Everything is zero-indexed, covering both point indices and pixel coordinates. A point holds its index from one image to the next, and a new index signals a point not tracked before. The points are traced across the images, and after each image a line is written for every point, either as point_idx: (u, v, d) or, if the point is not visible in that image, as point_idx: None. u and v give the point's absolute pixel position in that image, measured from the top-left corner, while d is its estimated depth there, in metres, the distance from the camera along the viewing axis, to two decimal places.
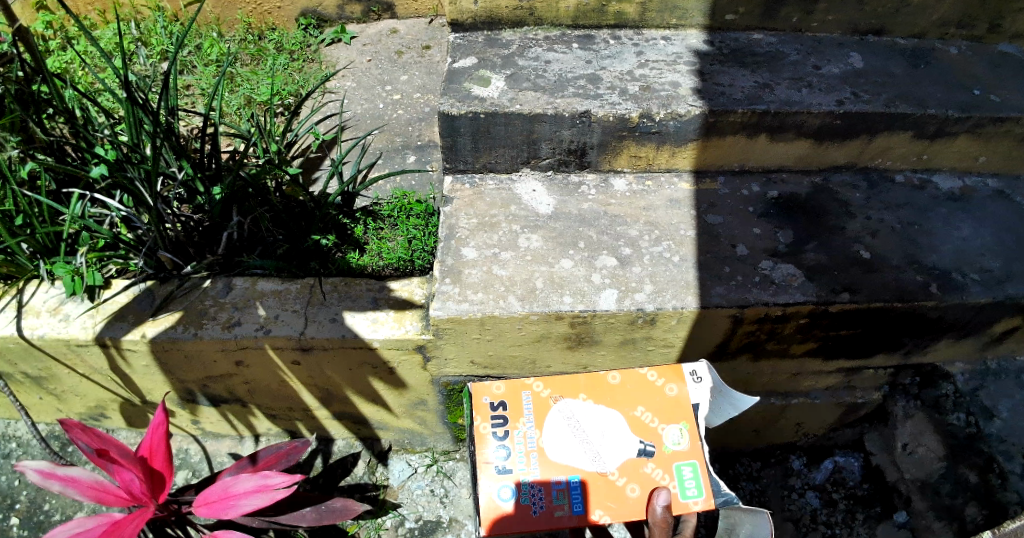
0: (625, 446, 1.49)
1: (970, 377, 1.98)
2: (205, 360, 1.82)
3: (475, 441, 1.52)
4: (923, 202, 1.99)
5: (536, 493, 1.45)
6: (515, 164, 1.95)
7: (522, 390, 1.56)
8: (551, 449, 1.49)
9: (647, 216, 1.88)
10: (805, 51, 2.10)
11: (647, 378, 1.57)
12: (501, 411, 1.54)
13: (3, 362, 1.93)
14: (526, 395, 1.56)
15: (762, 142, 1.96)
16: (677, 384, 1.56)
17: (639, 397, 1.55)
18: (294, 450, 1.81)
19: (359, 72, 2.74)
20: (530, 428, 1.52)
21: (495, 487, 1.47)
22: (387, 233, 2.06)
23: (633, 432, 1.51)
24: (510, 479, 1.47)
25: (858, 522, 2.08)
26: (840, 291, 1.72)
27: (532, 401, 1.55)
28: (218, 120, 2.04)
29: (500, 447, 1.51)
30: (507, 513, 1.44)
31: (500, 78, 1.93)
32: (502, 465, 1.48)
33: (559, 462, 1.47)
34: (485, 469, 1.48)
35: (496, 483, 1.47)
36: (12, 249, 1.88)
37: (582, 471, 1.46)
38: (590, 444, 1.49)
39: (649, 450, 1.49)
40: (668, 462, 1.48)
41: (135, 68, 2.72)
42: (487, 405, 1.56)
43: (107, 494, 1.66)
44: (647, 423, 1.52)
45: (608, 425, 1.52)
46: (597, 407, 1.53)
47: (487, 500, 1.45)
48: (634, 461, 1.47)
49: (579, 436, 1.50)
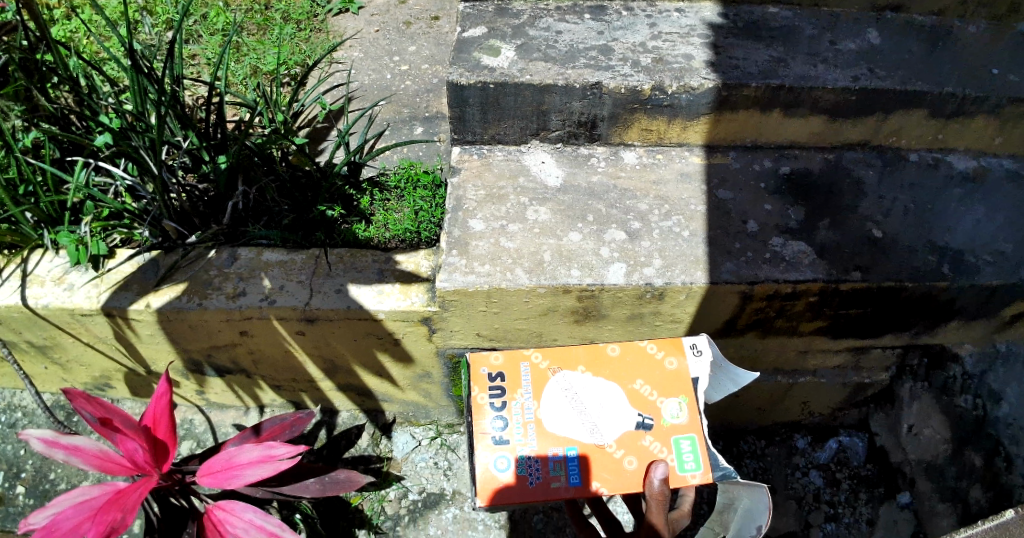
0: (623, 419, 1.46)
1: (978, 360, 1.94)
2: (210, 330, 1.81)
3: (472, 412, 1.49)
4: (938, 182, 1.95)
5: (533, 465, 1.41)
6: (524, 136, 1.93)
7: (520, 361, 1.53)
8: (549, 421, 1.46)
9: (657, 190, 1.85)
10: (821, 26, 2.06)
11: (647, 351, 1.54)
12: (498, 382, 1.51)
13: (8, 330, 1.92)
14: (524, 366, 1.53)
15: (775, 118, 1.93)
16: (677, 358, 1.53)
17: (639, 370, 1.52)
18: (298, 423, 1.79)
19: (366, 43, 2.71)
20: (527, 400, 1.49)
21: (491, 457, 1.43)
22: (393, 204, 2.04)
23: (632, 405, 1.48)
24: (506, 450, 1.43)
25: (861, 502, 2.08)
26: (851, 270, 1.70)
27: (530, 373, 1.52)
28: (224, 89, 2.01)
29: (497, 418, 1.48)
30: (503, 484, 1.40)
31: (511, 48, 1.90)
32: (498, 435, 1.44)
33: (556, 434, 1.44)
34: (481, 440, 1.45)
35: (493, 453, 1.43)
36: (16, 218, 1.87)
37: (580, 443, 1.43)
38: (588, 416, 1.46)
39: (647, 423, 1.46)
40: (666, 435, 1.45)
41: (141, 36, 2.70)
42: (485, 376, 1.53)
43: (110, 463, 1.60)
44: (646, 396, 1.49)
45: (606, 397, 1.49)
46: (596, 380, 1.51)
47: (483, 470, 1.41)
48: (632, 433, 1.44)
49: (577, 408, 1.47)
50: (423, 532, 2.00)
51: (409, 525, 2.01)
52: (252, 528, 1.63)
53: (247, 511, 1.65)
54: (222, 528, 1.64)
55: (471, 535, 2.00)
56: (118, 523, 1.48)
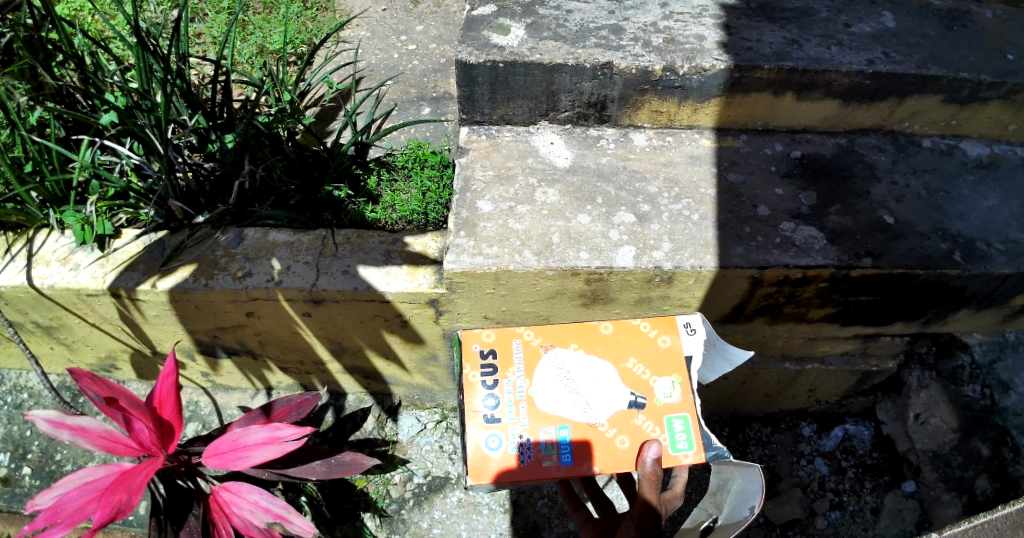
0: (616, 398, 1.44)
1: (988, 349, 1.93)
2: (215, 310, 1.80)
3: (463, 390, 1.46)
4: (951, 168, 1.92)
5: (526, 444, 1.40)
6: (532, 117, 1.91)
7: (512, 338, 1.50)
8: (541, 399, 1.43)
9: (667, 172, 1.83)
10: (835, 8, 2.03)
11: (640, 329, 1.51)
12: (490, 359, 1.48)
13: (14, 310, 1.92)
14: (515, 343, 1.50)
15: (787, 101, 1.90)
16: (671, 336, 1.50)
17: (631, 348, 1.49)
18: (304, 405, 1.79)
19: (373, 21, 2.68)
20: (519, 378, 1.46)
21: (482, 436, 1.41)
22: (400, 185, 2.06)
23: (625, 384, 1.45)
24: (497, 429, 1.41)
25: (867, 490, 2.06)
26: (862, 255, 1.68)
27: (522, 350, 1.49)
28: (230, 68, 1.99)
29: (488, 396, 1.45)
30: (494, 462, 1.39)
31: (520, 27, 1.87)
32: (490, 414, 1.42)
33: (548, 412, 1.42)
34: (472, 418, 1.42)
35: (484, 432, 1.41)
36: (22, 197, 1.85)
37: (572, 422, 1.41)
38: (581, 395, 1.44)
39: (640, 403, 1.44)
40: (658, 414, 1.43)
41: (146, 14, 2.68)
42: (477, 353, 1.49)
43: (115, 444, 1.60)
44: (638, 375, 1.46)
45: (599, 375, 1.46)
46: (588, 358, 1.48)
47: (474, 449, 1.40)
48: (625, 412, 1.42)
49: (569, 387, 1.45)
50: (428, 515, 2.00)
51: (414, 508, 2.01)
52: (258, 509, 1.63)
53: (252, 493, 1.65)
54: (229, 509, 1.65)
55: (476, 519, 2.00)
56: (124, 505, 1.48)
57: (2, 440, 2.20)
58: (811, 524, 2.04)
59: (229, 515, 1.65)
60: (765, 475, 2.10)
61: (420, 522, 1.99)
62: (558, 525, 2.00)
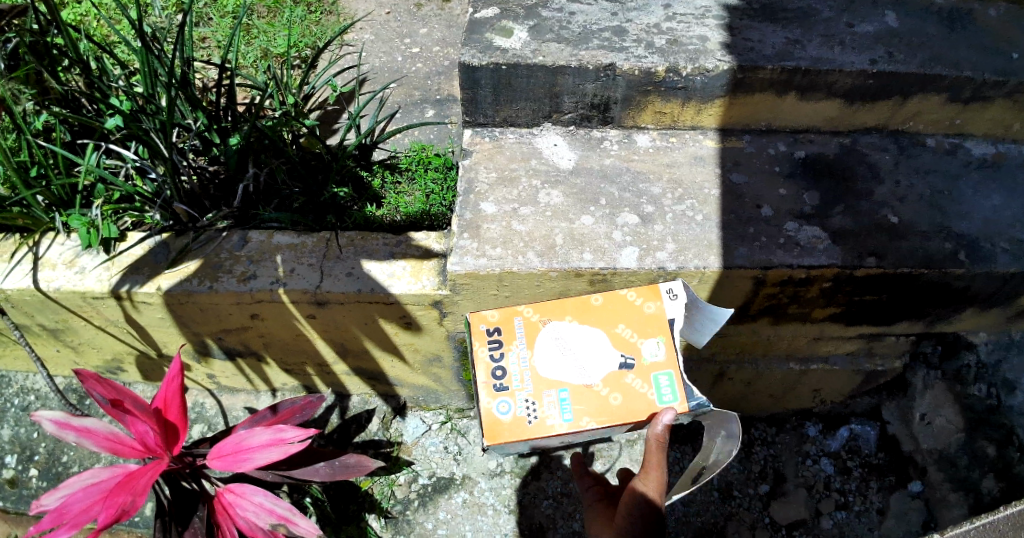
0: (607, 360, 1.45)
1: (993, 348, 1.93)
2: (220, 312, 1.81)
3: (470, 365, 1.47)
4: (956, 167, 1.92)
5: (532, 408, 1.41)
6: (536, 119, 1.91)
7: (513, 315, 1.51)
8: (542, 367, 1.44)
9: (670, 173, 1.84)
10: (838, 8, 2.03)
11: (627, 298, 1.51)
12: (495, 337, 1.48)
13: (21, 313, 1.93)
14: (517, 321, 1.50)
15: (790, 101, 1.90)
16: (655, 302, 1.50)
17: (620, 315, 1.49)
18: (309, 406, 1.79)
19: (376, 24, 2.69)
20: (522, 350, 1.47)
21: (492, 402, 1.42)
22: (403, 187, 2.09)
23: (615, 348, 1.46)
24: (506, 394, 1.42)
25: (872, 491, 2.06)
26: (866, 255, 1.68)
27: (522, 326, 1.49)
28: (235, 71, 2.00)
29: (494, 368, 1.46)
30: (505, 425, 1.40)
31: (523, 29, 1.88)
32: (497, 381, 1.43)
33: (549, 377, 1.43)
34: (480, 387, 1.43)
35: (493, 398, 1.42)
36: (29, 201, 1.88)
37: (570, 385, 1.42)
38: (576, 359, 1.45)
39: (629, 363, 1.44)
40: (646, 373, 1.43)
41: (151, 19, 2.69)
42: (484, 332, 1.49)
43: (120, 446, 1.60)
44: (627, 338, 1.47)
45: (591, 342, 1.47)
46: (581, 327, 1.49)
47: (485, 413, 1.41)
48: (616, 373, 1.43)
49: (565, 353, 1.46)
50: (433, 516, 2.01)
51: (419, 508, 2.02)
52: (262, 511, 1.64)
53: (256, 495, 1.65)
54: (232, 511, 1.65)
55: (481, 519, 2.00)
56: (129, 507, 1.48)
57: (9, 442, 2.21)
58: (817, 525, 2.03)
59: (233, 516, 1.65)
60: (770, 475, 2.10)
61: (426, 523, 2.00)
62: (563, 526, 1.99)
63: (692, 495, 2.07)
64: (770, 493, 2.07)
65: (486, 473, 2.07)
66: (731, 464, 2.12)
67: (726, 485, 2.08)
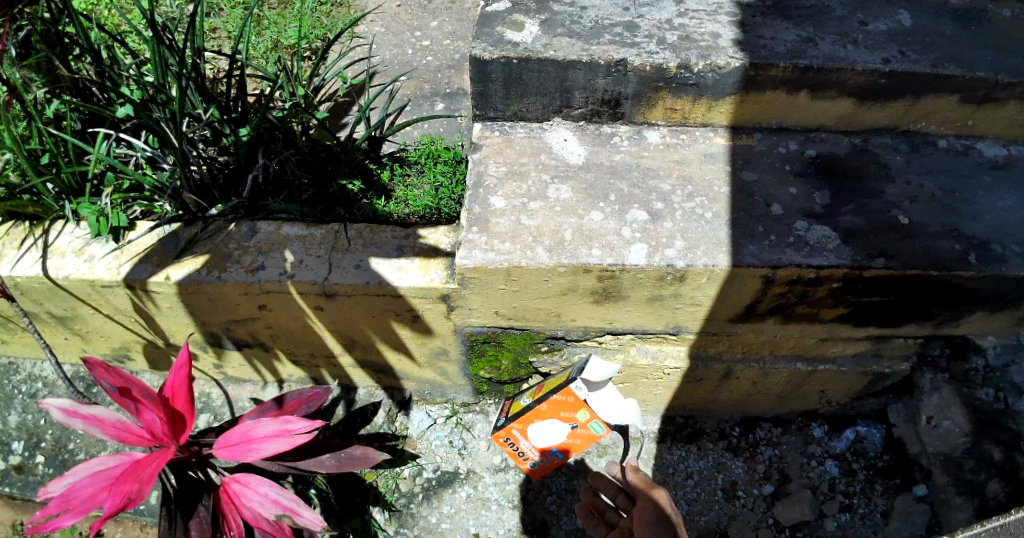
0: (562, 430, 1.78)
1: (1002, 351, 1.91)
2: (228, 303, 1.81)
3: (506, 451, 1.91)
4: (968, 169, 1.90)
5: (546, 461, 1.88)
6: (546, 113, 1.91)
7: (512, 429, 1.85)
8: (540, 444, 1.83)
9: (680, 170, 1.83)
10: (851, 7, 2.01)
11: (557, 397, 1.72)
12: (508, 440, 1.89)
13: (30, 300, 1.94)
14: (516, 432, 1.85)
15: (802, 99, 1.89)
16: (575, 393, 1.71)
17: (558, 404, 1.74)
18: (315, 398, 1.79)
19: (387, 17, 2.69)
20: (525, 440, 1.85)
21: (526, 464, 1.92)
22: (412, 180, 2.08)
23: (565, 425, 1.77)
24: (531, 460, 1.89)
25: (877, 493, 2.05)
26: (876, 256, 1.67)
27: (518, 429, 1.84)
28: (245, 62, 2.01)
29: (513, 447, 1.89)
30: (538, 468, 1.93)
31: (534, 23, 1.87)
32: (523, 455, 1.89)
33: (546, 448, 1.82)
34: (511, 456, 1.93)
35: (524, 461, 1.91)
36: (39, 190, 1.91)
37: (558, 447, 1.82)
38: (552, 437, 1.80)
39: (576, 427, 1.76)
40: (588, 426, 1.76)
41: (162, 9, 2.69)
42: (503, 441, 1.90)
43: (128, 434, 1.61)
44: (569, 417, 1.75)
45: (552, 428, 1.78)
46: (543, 422, 1.78)
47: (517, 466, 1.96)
48: (574, 433, 1.77)
49: (545, 438, 1.81)
50: (437, 510, 2.01)
51: (423, 502, 2.02)
52: (268, 501, 1.64)
53: (263, 485, 1.66)
54: (238, 500, 1.66)
55: (484, 514, 2.01)
56: (135, 495, 1.49)
57: (17, 429, 2.23)
58: (821, 526, 2.02)
59: (239, 506, 1.66)
60: (774, 475, 2.10)
61: (429, 517, 2.00)
62: (567, 523, 1.99)
63: (695, 493, 2.06)
64: (774, 494, 2.07)
65: (491, 468, 2.07)
66: (736, 463, 2.12)
67: (731, 484, 2.08)
